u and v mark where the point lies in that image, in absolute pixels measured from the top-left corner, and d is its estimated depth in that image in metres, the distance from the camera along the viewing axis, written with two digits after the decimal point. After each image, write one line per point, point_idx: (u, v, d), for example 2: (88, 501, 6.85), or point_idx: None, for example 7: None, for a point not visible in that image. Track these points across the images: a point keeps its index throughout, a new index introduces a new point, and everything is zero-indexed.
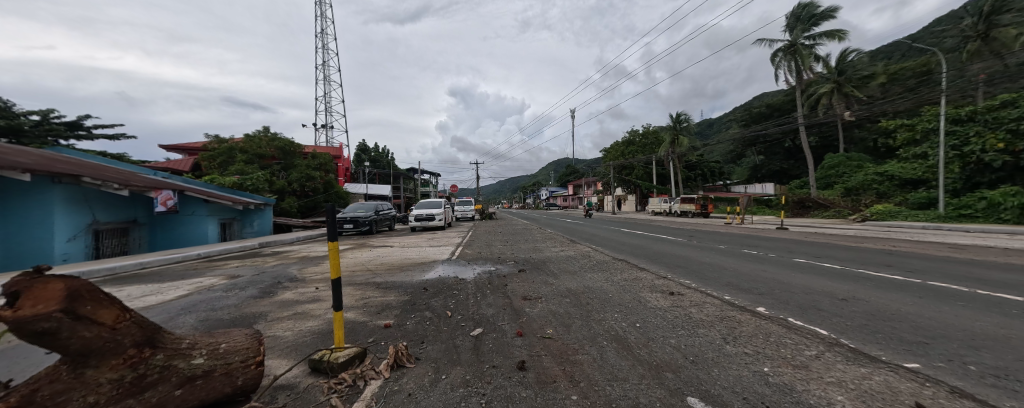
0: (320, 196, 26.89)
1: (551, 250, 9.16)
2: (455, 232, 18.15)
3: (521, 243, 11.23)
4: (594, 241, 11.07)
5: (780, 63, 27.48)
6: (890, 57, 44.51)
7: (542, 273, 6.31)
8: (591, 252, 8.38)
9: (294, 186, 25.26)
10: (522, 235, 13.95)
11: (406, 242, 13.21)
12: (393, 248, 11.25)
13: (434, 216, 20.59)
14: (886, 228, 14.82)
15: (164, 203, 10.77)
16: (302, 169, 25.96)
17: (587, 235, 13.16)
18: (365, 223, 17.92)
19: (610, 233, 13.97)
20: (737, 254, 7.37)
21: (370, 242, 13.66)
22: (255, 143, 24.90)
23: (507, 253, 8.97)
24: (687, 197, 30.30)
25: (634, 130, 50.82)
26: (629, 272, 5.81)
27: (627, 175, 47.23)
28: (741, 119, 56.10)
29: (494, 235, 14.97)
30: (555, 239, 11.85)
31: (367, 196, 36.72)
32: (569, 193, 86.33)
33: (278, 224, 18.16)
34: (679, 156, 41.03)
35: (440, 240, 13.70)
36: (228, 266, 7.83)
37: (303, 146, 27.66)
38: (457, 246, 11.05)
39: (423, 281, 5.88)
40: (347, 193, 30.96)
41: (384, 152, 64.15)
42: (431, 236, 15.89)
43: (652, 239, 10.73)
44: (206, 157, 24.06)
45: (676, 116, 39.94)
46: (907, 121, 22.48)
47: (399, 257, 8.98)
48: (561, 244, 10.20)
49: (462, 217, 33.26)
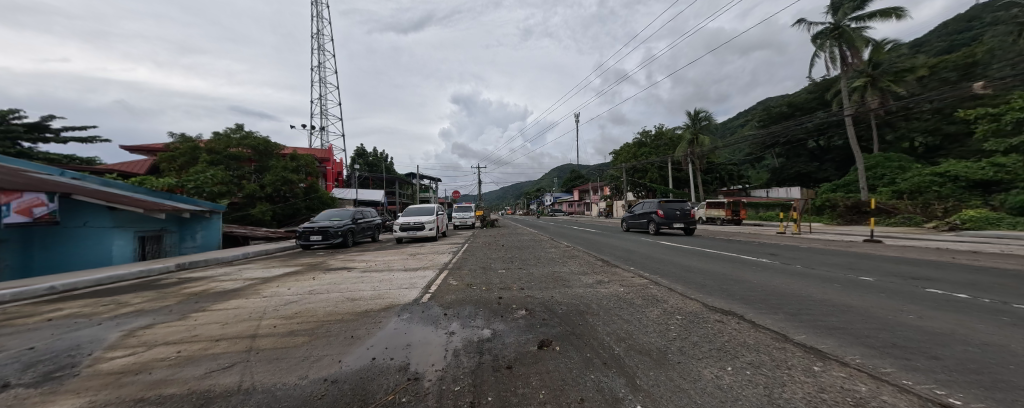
0: (299, 201, 24.07)
1: (583, 284, 5.73)
2: (449, 245, 14.95)
3: (532, 265, 7.87)
4: (635, 261, 7.74)
5: (821, 49, 24.37)
6: (924, 50, 41.60)
7: (591, 357, 2.89)
8: (655, 289, 4.99)
9: (268, 190, 22.47)
10: (530, 251, 10.65)
11: (379, 261, 9.93)
12: (350, 272, 7.91)
13: (424, 225, 17.38)
14: (1008, 240, 11.42)
15: (25, 211, 7.72)
16: (277, 172, 23.12)
17: (618, 250, 9.82)
18: (338, 234, 14.73)
19: (644, 245, 10.68)
20: (935, 300, 3.98)
21: (335, 260, 10.49)
22: (224, 143, 22.23)
23: (511, 288, 5.66)
24: (714, 202, 26.85)
25: (644, 131, 47.95)
26: (811, 372, 2.40)
27: (640, 179, 43.92)
28: (758, 119, 53.02)
29: (496, 249, 11.71)
30: (578, 258, 8.49)
31: (358, 202, 33.72)
32: (575, 199, 83.22)
33: (232, 235, 14.95)
34: (698, 156, 37.86)
35: (423, 258, 10.41)
36: (30, 321, 4.50)
37: (282, 147, 24.96)
38: (441, 271, 7.70)
39: (320, 390, 2.45)
40: (332, 199, 27.97)
41: (383, 157, 61.59)
42: (417, 250, 12.68)
43: (722, 261, 7.36)
44: (164, 158, 21.13)
45: (695, 113, 36.83)
46: (991, 111, 19.16)
47: (342, 293, 5.64)
48: (592, 271, 6.80)
49: (462, 224, 30.10)
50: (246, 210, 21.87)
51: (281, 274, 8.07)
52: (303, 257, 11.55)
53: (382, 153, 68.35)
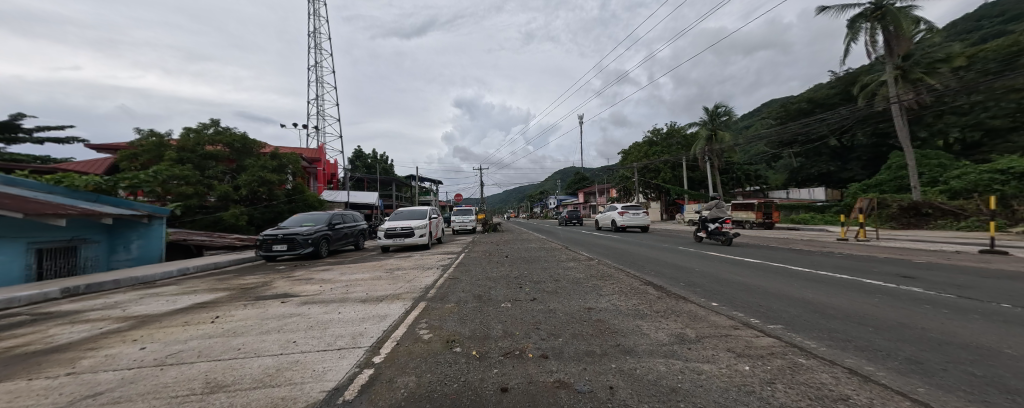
0: (279, 204, 21.76)
1: (658, 349, 3.05)
2: (441, 255, 12.42)
3: (551, 296, 5.23)
4: (705, 287, 5.16)
5: (860, 33, 21.64)
6: (959, 39, 38.66)
7: None
8: (832, 380, 2.31)
9: (242, 191, 20.18)
10: (542, 268, 8.05)
11: (343, 283, 7.35)
12: (280, 306, 5.28)
13: (412, 231, 14.86)
14: None
15: None
16: (254, 171, 20.74)
17: (662, 266, 7.26)
18: (309, 243, 12.22)
19: (692, 259, 8.16)
20: None
21: (288, 280, 7.96)
22: (195, 141, 20.06)
23: (526, 358, 3.01)
24: (741, 203, 24.00)
25: (654, 129, 45.59)
26: None
27: (651, 180, 41.31)
28: (774, 116, 50.21)
29: (498, 263, 9.20)
30: (615, 282, 5.87)
31: (349, 205, 31.30)
32: (581, 202, 80.83)
33: (182, 244, 12.52)
34: (716, 154, 35.23)
35: (401, 277, 7.82)
36: None
37: (261, 144, 22.68)
38: (413, 305, 5.08)
39: None
40: (319, 202, 25.63)
41: (382, 159, 59.48)
42: (400, 264, 10.14)
43: (844, 289, 4.75)
44: (124, 156, 18.83)
45: (712, 108, 34.09)
46: None
47: (210, 368, 3.01)
48: (653, 310, 4.15)
49: (461, 229, 27.59)
50: (218, 214, 19.50)
51: (182, 308, 5.49)
52: (252, 275, 9.04)
53: (380, 154, 66.47)
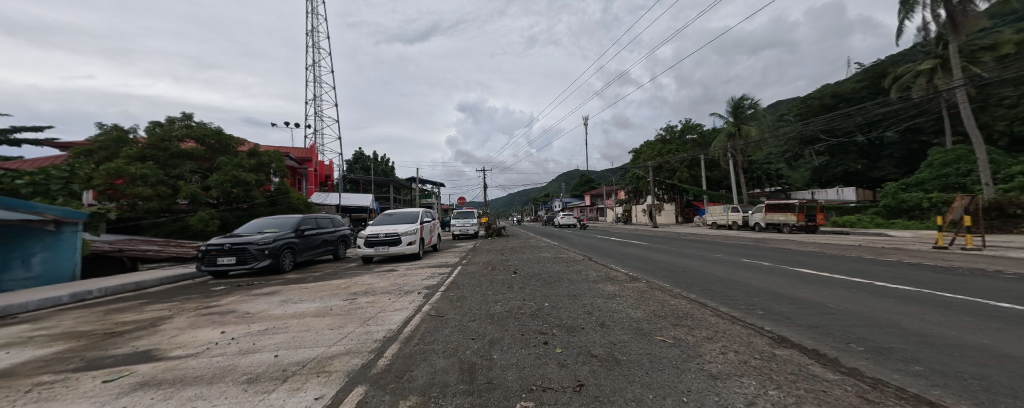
0: (257, 207, 19.43)
1: None
2: (432, 268, 9.81)
3: (614, 380, 2.57)
4: (941, 365, 2.46)
5: (916, 9, 19.19)
6: (1003, 26, 35.60)
7: None
8: None
9: (213, 192, 17.84)
10: (571, 296, 5.40)
11: (269, 322, 4.74)
12: (79, 399, 2.64)
13: (399, 238, 12.33)
14: None
15: None
16: (227, 170, 18.37)
17: (761, 294, 4.65)
18: (266, 255, 9.70)
19: (790, 280, 5.55)
20: None
21: (197, 313, 5.40)
22: (164, 135, 17.98)
23: None
24: (777, 204, 21.31)
25: (667, 126, 43.01)
26: None
27: (666, 180, 38.62)
28: (796, 112, 47.27)
29: (505, 286, 6.55)
30: (719, 341, 3.17)
31: (341, 208, 28.94)
32: (588, 204, 78.69)
33: (113, 255, 10.21)
34: (739, 151, 32.55)
35: (357, 312, 5.13)
36: None
37: (240, 140, 20.38)
38: (332, 404, 2.39)
39: None
40: (306, 204, 23.27)
41: (382, 161, 57.40)
42: (373, 285, 7.55)
43: None
44: (77, 153, 16.56)
45: (736, 101, 31.35)
46: None
47: None
48: None
49: (462, 233, 25.15)
50: (185, 218, 17.21)
51: None
52: (165, 303, 6.52)
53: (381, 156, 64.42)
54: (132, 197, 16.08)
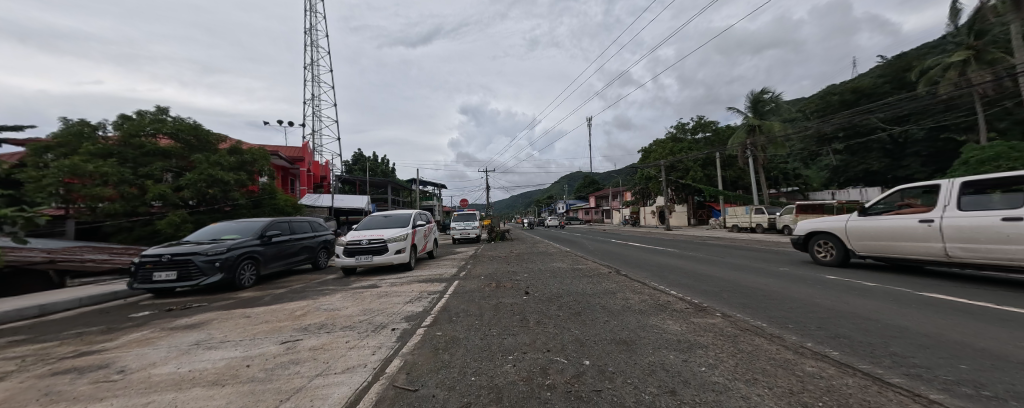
0: (237, 208, 17.68)
1: None
2: (421, 285, 7.89)
3: None
4: None
5: None
6: None
7: None
8: None
9: (186, 192, 16.07)
10: (621, 345, 3.48)
11: (124, 400, 2.80)
12: None
13: (386, 246, 10.45)
14: None
15: None
16: (203, 169, 16.55)
17: (966, 359, 2.69)
18: (217, 268, 7.86)
19: (958, 320, 3.60)
20: None
21: (46, 372, 3.50)
22: (135, 129, 16.28)
23: None
24: (809, 205, 19.33)
25: (679, 123, 40.98)
26: None
27: (679, 179, 36.63)
28: (813, 109, 45.14)
29: (516, 320, 4.61)
30: None
31: (334, 210, 27.12)
32: (593, 206, 76.50)
33: (37, 268, 8.40)
34: (758, 148, 30.48)
35: (280, 375, 3.17)
36: None
37: (221, 137, 18.65)
38: None
39: None
40: (295, 206, 21.52)
41: (382, 162, 55.60)
42: (337, 312, 5.62)
43: None
44: (34, 149, 14.86)
45: (757, 94, 29.48)
46: None
47: None
48: None
49: (463, 237, 23.28)
50: (155, 221, 15.45)
51: None
52: (42, 342, 4.65)
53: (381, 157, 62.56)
54: (93, 198, 14.33)
